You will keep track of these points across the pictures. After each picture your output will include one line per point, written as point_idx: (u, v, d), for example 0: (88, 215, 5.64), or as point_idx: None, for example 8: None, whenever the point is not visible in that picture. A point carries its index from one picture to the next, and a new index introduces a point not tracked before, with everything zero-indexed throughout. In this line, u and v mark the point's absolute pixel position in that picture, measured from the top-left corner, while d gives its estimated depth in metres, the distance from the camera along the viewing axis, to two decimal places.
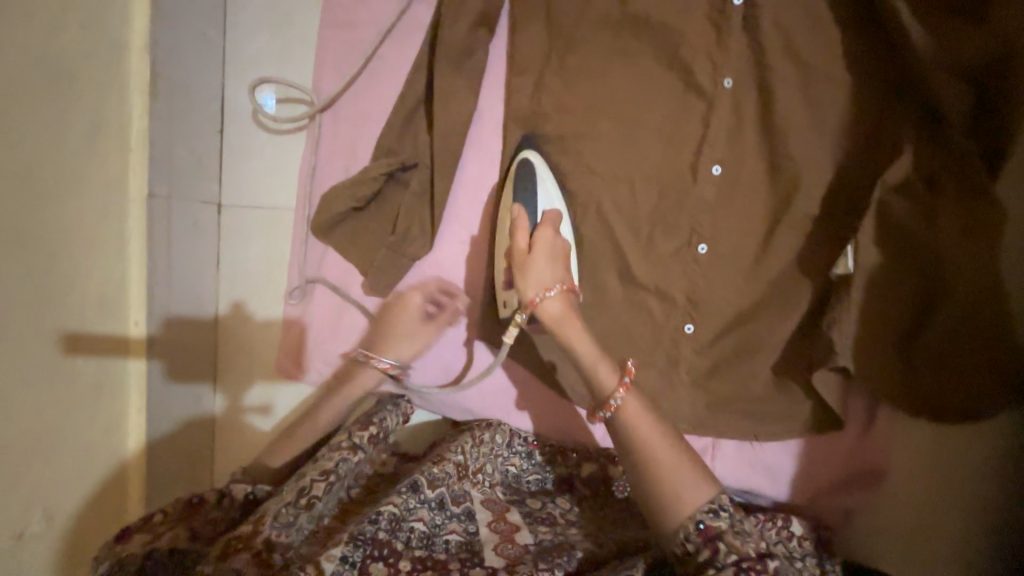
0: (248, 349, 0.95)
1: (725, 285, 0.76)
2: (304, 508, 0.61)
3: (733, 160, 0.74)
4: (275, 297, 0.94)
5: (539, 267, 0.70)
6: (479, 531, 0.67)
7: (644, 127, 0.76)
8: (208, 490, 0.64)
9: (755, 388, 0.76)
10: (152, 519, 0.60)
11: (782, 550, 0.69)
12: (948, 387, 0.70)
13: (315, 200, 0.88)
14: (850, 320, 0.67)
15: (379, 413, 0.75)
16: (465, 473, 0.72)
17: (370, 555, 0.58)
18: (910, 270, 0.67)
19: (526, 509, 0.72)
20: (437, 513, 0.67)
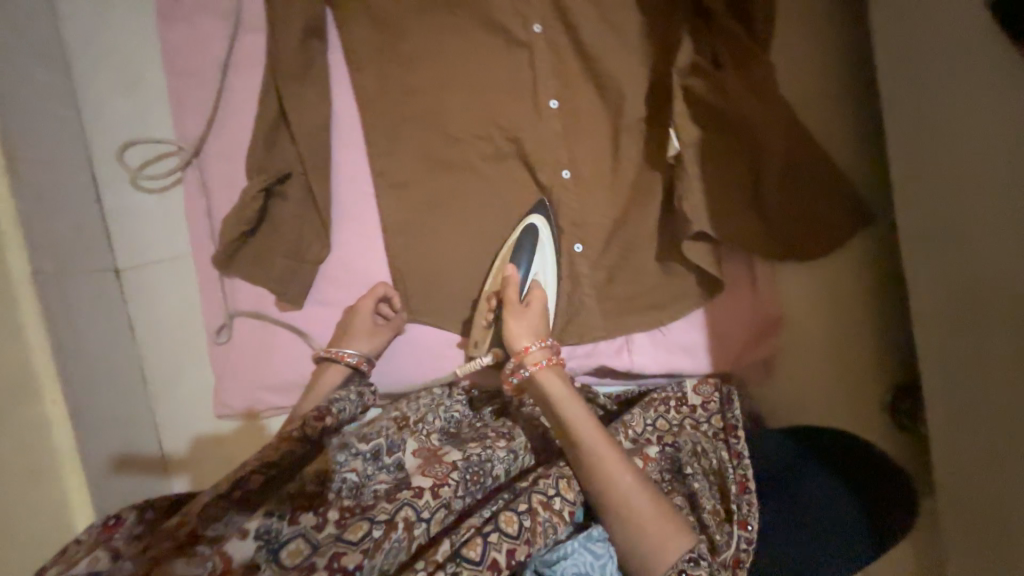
0: (185, 402, 0.95)
1: (596, 199, 0.84)
2: (238, 493, 0.59)
3: (565, 93, 0.84)
4: (197, 343, 0.94)
5: (517, 327, 0.75)
6: (406, 473, 0.67)
7: (483, 85, 0.85)
8: (117, 513, 0.62)
9: (649, 279, 0.83)
10: (66, 551, 0.60)
11: (688, 422, 0.76)
12: (803, 226, 0.80)
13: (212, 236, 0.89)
14: (697, 191, 0.76)
15: (341, 401, 0.70)
16: (405, 426, 0.72)
17: (300, 507, 0.58)
18: (732, 135, 0.77)
19: (458, 442, 0.71)
20: (370, 463, 0.66)
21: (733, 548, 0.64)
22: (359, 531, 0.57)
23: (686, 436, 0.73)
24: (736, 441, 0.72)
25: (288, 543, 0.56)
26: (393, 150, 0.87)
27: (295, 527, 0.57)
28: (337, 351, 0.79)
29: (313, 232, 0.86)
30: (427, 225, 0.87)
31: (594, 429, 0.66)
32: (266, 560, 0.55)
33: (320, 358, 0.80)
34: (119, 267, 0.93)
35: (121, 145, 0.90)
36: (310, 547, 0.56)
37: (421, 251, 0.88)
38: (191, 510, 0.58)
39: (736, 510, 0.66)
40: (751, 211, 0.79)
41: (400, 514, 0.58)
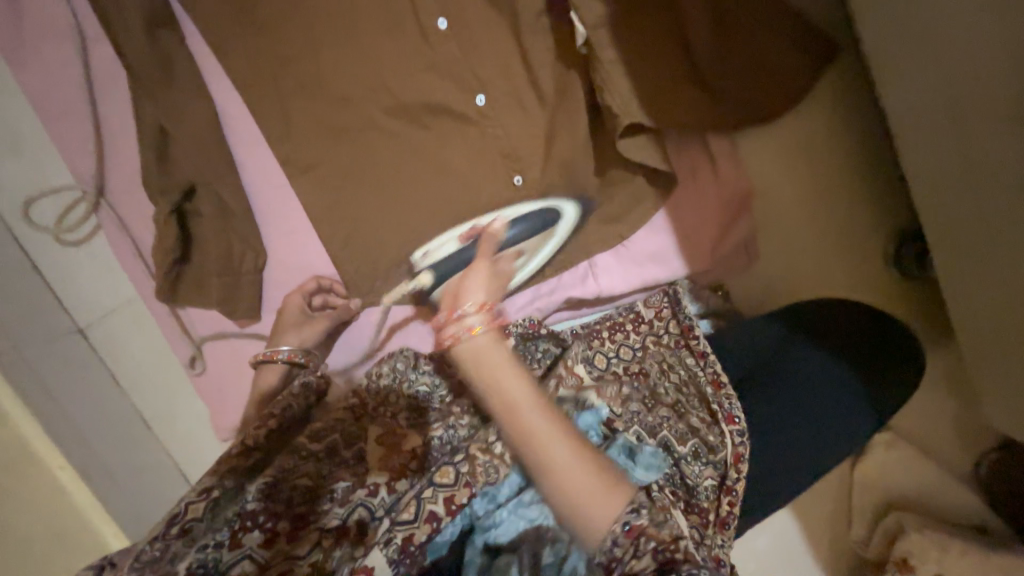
0: (190, 437, 0.97)
1: (517, 120, 0.76)
2: (172, 530, 0.55)
3: (450, 8, 0.73)
4: (182, 378, 0.95)
5: (468, 282, 0.61)
6: (368, 468, 0.62)
7: (360, 27, 0.74)
8: None
9: (595, 194, 0.77)
10: None
11: (650, 340, 0.75)
12: (761, 84, 0.70)
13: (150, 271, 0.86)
14: (620, 77, 0.65)
15: (284, 400, 0.67)
16: (362, 414, 0.69)
17: (242, 528, 0.55)
18: (645, 0, 0.66)
19: (420, 423, 0.67)
20: (326, 462, 0.63)
21: (732, 446, 0.63)
22: (309, 540, 0.55)
23: (651, 356, 0.72)
24: (697, 341, 0.72)
25: (234, 569, 0.53)
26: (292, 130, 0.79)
27: (237, 551, 0.54)
28: (271, 351, 0.77)
29: (242, 241, 0.82)
30: (351, 200, 0.81)
31: (534, 401, 0.56)
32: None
33: (256, 363, 0.77)
34: (83, 327, 0.92)
35: (31, 206, 0.85)
36: (257, 566, 0.54)
37: (355, 229, 0.82)
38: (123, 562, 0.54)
39: (720, 410, 0.65)
40: (695, 84, 0.69)
41: (352, 518, 0.56)
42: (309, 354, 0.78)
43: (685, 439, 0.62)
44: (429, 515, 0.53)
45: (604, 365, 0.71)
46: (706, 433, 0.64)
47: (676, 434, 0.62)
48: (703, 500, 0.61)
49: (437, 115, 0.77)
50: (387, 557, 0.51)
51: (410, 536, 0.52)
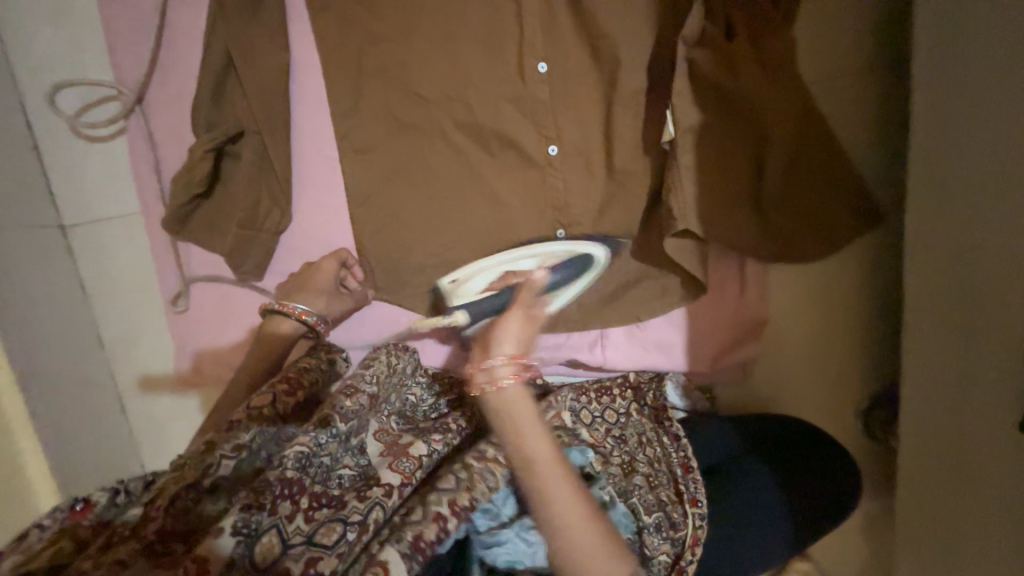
0: (144, 366, 0.94)
1: (581, 180, 0.77)
2: (207, 481, 0.56)
3: (554, 54, 0.73)
4: (156, 308, 0.91)
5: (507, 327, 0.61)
6: (371, 462, 0.67)
7: (462, 41, 0.74)
8: (83, 496, 0.62)
9: (629, 272, 0.79)
10: (23, 538, 0.58)
11: (631, 408, 0.80)
12: (802, 227, 0.73)
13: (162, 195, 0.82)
14: (688, 184, 0.69)
15: (314, 368, 0.72)
16: (375, 405, 0.72)
17: (281, 496, 0.57)
18: (732, 120, 0.68)
19: (414, 431, 0.74)
20: (342, 445, 0.65)
21: (691, 527, 0.69)
22: (333, 534, 0.57)
23: (632, 425, 0.78)
24: (670, 423, 0.80)
25: (262, 537, 0.55)
26: (358, 111, 0.77)
27: (275, 516, 0.56)
28: (290, 306, 0.76)
29: (271, 199, 0.79)
30: (394, 196, 0.80)
31: (552, 464, 0.56)
32: (243, 554, 0.53)
33: (268, 311, 0.76)
34: (66, 225, 0.86)
35: (55, 89, 0.79)
36: (282, 541, 0.55)
37: (389, 226, 0.81)
38: (162, 493, 0.56)
39: (685, 490, 0.72)
40: (748, 208, 0.71)
41: (371, 517, 0.60)
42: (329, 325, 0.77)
43: (651, 510, 0.68)
44: (436, 514, 0.60)
45: (588, 422, 0.74)
46: (673, 508, 0.70)
47: (644, 503, 0.68)
48: (653, 573, 0.65)
49: (507, 149, 0.78)
50: (399, 552, 0.56)
51: (420, 534, 0.59)
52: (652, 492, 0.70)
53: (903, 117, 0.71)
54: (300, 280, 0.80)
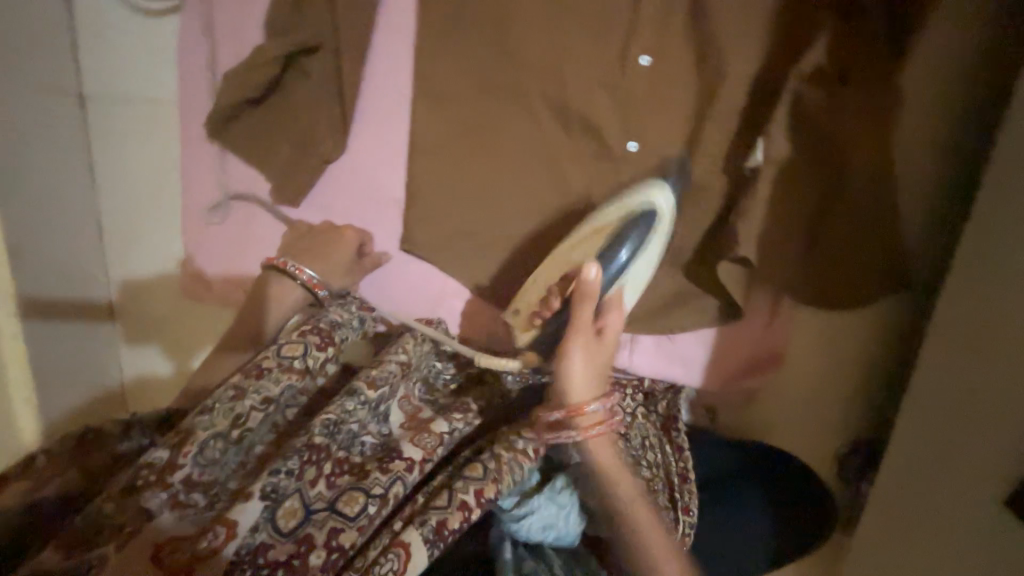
0: (145, 268, 0.86)
1: (651, 185, 0.76)
2: (236, 433, 0.57)
3: (660, 51, 0.71)
4: (169, 209, 0.83)
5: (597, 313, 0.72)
6: (393, 432, 0.67)
7: (570, 11, 0.71)
8: (94, 427, 0.63)
9: (672, 285, 0.79)
10: (36, 463, 0.60)
11: (641, 412, 0.80)
12: (840, 275, 0.76)
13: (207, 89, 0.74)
14: (758, 215, 0.69)
15: (343, 329, 0.68)
16: (405, 371, 0.71)
17: (308, 462, 0.57)
18: (819, 160, 0.69)
19: (438, 406, 0.73)
20: (369, 412, 0.65)
21: (681, 532, 0.72)
22: (355, 505, 0.56)
23: (637, 428, 0.78)
24: (678, 434, 0.81)
25: (285, 501, 0.55)
26: (443, 54, 0.73)
27: (295, 482, 0.56)
28: (292, 266, 0.72)
29: (329, 125, 0.73)
30: (459, 153, 0.77)
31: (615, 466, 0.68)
32: (264, 521, 0.54)
33: (270, 266, 0.72)
34: (83, 95, 0.77)
35: None
36: (303, 505, 0.55)
37: (448, 184, 0.78)
38: (188, 442, 0.56)
39: (680, 498, 0.74)
40: (800, 247, 0.74)
41: (392, 491, 0.58)
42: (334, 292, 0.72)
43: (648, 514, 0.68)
44: (461, 504, 0.60)
45: None
46: (669, 515, 0.72)
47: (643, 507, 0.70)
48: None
49: (586, 133, 0.75)
50: (423, 536, 0.57)
51: (444, 521, 0.58)
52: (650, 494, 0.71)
53: (959, 199, 0.75)
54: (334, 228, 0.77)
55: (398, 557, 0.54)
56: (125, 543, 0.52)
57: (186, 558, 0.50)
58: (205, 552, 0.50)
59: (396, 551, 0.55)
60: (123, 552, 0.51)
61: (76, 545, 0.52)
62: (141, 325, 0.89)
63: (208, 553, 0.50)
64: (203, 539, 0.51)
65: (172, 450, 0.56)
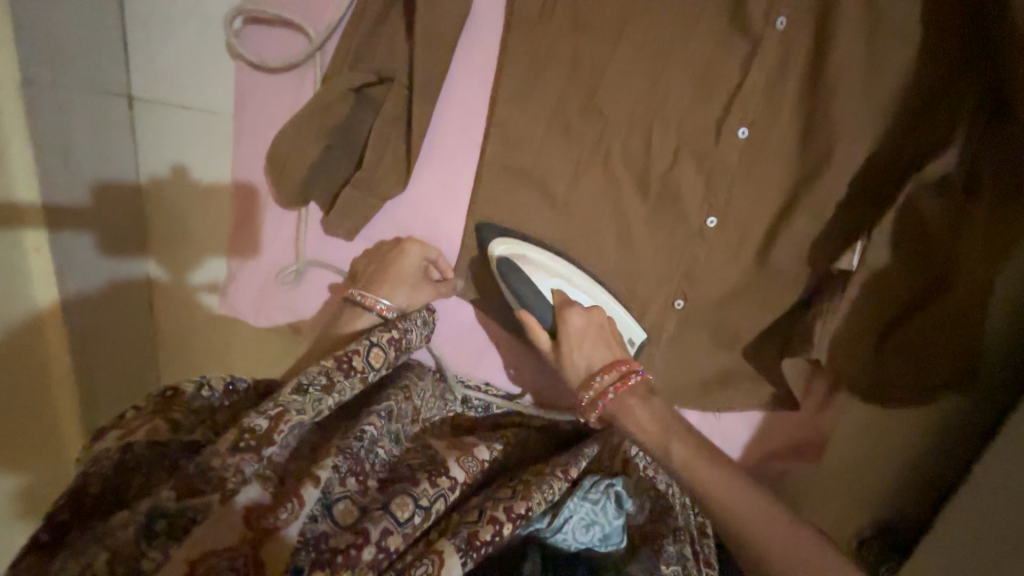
0: (179, 264, 0.90)
1: (724, 262, 0.71)
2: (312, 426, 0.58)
3: (764, 122, 0.65)
4: (207, 215, 0.85)
5: (639, 415, 0.67)
6: (438, 451, 0.68)
7: (672, 70, 0.64)
8: (175, 386, 0.63)
9: (726, 364, 0.77)
10: (127, 415, 0.60)
11: None
12: (907, 380, 0.69)
13: (275, 110, 0.74)
14: (837, 314, 0.66)
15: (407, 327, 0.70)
16: (416, 420, 0.72)
17: (351, 471, 0.58)
18: (919, 261, 0.64)
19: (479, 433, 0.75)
20: (397, 445, 0.66)
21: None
22: (405, 511, 0.56)
23: (665, 476, 0.78)
24: None
25: (337, 504, 0.56)
26: (527, 99, 0.69)
27: (344, 488, 0.57)
28: (372, 300, 0.72)
29: (393, 162, 0.68)
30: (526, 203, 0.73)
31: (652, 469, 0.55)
32: (322, 512, 0.55)
33: (349, 302, 0.73)
34: (130, 92, 0.80)
35: None
36: (354, 510, 0.56)
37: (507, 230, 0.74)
38: (285, 416, 0.56)
39: (702, 552, 0.73)
40: (871, 339, 0.69)
41: (436, 506, 0.58)
42: (407, 314, 0.72)
43: (671, 562, 0.68)
44: (491, 518, 0.59)
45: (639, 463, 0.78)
46: (693, 566, 0.70)
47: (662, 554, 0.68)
48: None
49: (665, 200, 0.70)
50: (456, 546, 0.55)
51: (475, 532, 0.57)
52: (676, 543, 0.70)
53: None
54: (385, 264, 0.76)
55: (431, 564, 0.53)
56: (229, 498, 0.50)
57: (267, 528, 0.49)
58: (278, 524, 0.49)
59: (430, 557, 0.54)
60: (228, 506, 0.50)
61: (186, 491, 0.51)
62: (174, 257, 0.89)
63: (282, 524, 0.50)
64: (280, 510, 0.50)
65: (271, 421, 0.55)
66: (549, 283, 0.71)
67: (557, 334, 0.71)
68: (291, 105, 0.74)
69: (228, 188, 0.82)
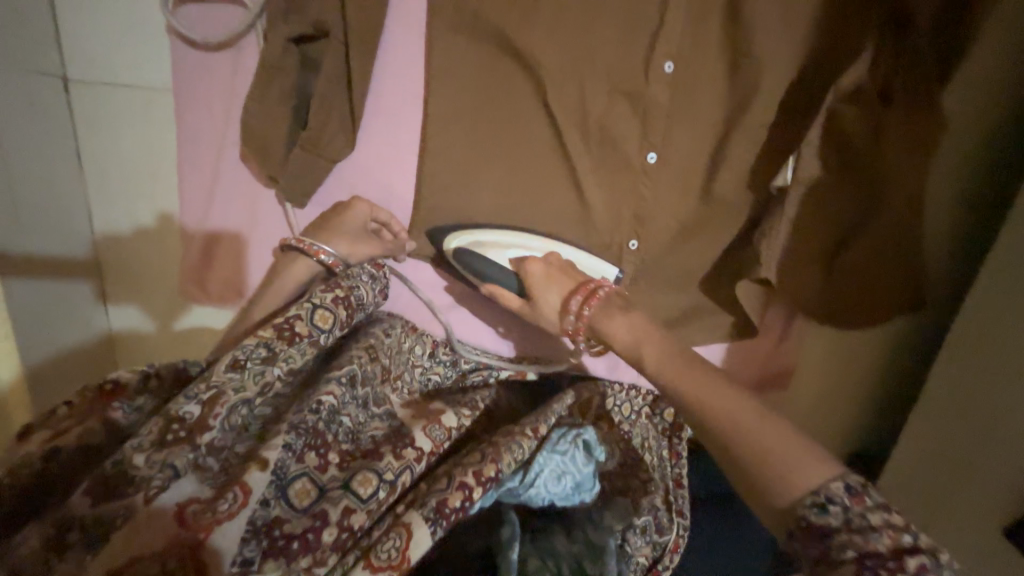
0: (141, 263, 0.85)
1: (671, 197, 0.73)
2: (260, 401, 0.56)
3: (690, 55, 0.67)
4: (149, 202, 0.82)
5: (620, 325, 0.61)
6: (403, 421, 0.67)
7: (598, 10, 0.65)
8: (117, 377, 0.58)
9: (684, 299, 0.78)
10: (55, 414, 0.54)
11: (644, 411, 0.80)
12: (858, 301, 0.74)
13: (213, 83, 0.74)
14: (783, 234, 0.69)
15: (354, 278, 0.68)
16: (388, 378, 0.71)
17: (307, 445, 0.55)
18: (850, 176, 0.67)
19: (448, 400, 0.73)
20: (362, 410, 0.64)
21: (676, 534, 0.71)
22: (368, 487, 0.54)
23: (639, 427, 0.78)
24: (678, 441, 0.79)
25: (294, 483, 0.53)
26: (465, 51, 0.70)
27: (301, 466, 0.54)
28: (311, 245, 0.69)
29: (338, 121, 0.69)
30: (474, 156, 0.74)
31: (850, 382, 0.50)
32: (274, 496, 0.51)
33: (287, 248, 0.70)
34: (68, 77, 0.74)
35: None
36: (315, 490, 0.53)
37: (457, 183, 0.75)
38: (222, 398, 0.53)
39: (675, 502, 0.74)
40: (819, 266, 0.72)
41: (402, 479, 0.57)
42: (350, 266, 0.70)
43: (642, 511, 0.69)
44: (461, 483, 0.57)
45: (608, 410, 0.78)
46: (665, 514, 0.71)
47: (636, 506, 0.70)
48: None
49: (606, 140, 0.72)
50: (425, 516, 0.53)
51: (445, 499, 0.55)
52: (647, 495, 0.71)
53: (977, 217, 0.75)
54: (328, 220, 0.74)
55: (399, 538, 0.51)
56: (154, 497, 0.47)
57: (205, 522, 0.45)
58: (221, 516, 0.46)
59: (399, 530, 0.52)
60: (153, 506, 0.46)
61: (109, 489, 0.47)
62: (137, 295, 0.87)
63: (223, 518, 0.46)
64: (221, 502, 0.46)
65: (203, 407, 0.52)
66: (507, 253, 0.72)
67: (525, 290, 0.70)
68: (231, 75, 0.73)
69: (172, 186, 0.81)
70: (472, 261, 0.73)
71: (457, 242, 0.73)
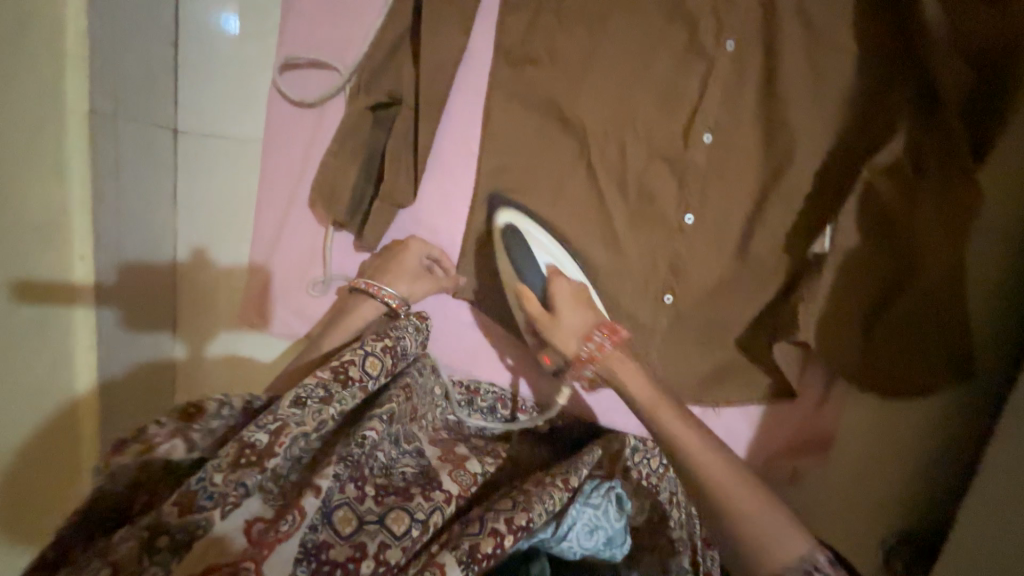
0: (213, 296, 0.92)
1: (706, 253, 0.76)
2: (316, 436, 0.58)
3: (727, 125, 0.72)
4: (221, 246, 0.91)
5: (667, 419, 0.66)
6: (431, 462, 0.69)
7: (642, 86, 0.73)
8: (202, 402, 0.62)
9: (720, 354, 0.79)
10: (145, 429, 0.58)
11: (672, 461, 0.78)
12: (898, 359, 0.72)
13: (299, 135, 0.85)
14: (822, 295, 0.69)
15: (399, 330, 0.72)
16: (415, 415, 0.72)
17: (353, 477, 0.58)
18: (889, 242, 0.69)
19: (471, 446, 0.76)
20: (395, 447, 0.67)
21: None
22: (401, 524, 0.57)
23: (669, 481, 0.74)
24: None
25: (337, 510, 0.55)
26: (521, 115, 0.78)
27: (342, 496, 0.56)
28: (378, 288, 0.77)
29: (402, 171, 0.76)
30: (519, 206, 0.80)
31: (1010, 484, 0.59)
32: (321, 521, 0.54)
33: (355, 290, 0.79)
34: (178, 129, 0.86)
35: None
36: (355, 517, 0.56)
37: None
38: (286, 430, 0.56)
39: (703, 562, 0.70)
40: (859, 333, 0.72)
41: (433, 518, 0.60)
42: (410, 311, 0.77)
43: None
44: (493, 530, 0.57)
45: (636, 466, 0.74)
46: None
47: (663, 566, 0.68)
48: None
49: (646, 197, 0.76)
50: (459, 559, 0.54)
51: (477, 544, 0.56)
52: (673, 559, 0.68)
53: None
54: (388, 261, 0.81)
55: None
56: (230, 512, 0.51)
57: (268, 540, 0.50)
58: (281, 535, 0.51)
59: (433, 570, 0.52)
60: (228, 521, 0.51)
61: (188, 505, 0.51)
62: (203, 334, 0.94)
63: (285, 537, 0.51)
64: (282, 522, 0.51)
65: (271, 435, 0.55)
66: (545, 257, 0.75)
67: (548, 299, 0.73)
68: (315, 131, 0.84)
69: (246, 227, 0.90)
70: (516, 251, 0.75)
71: (505, 221, 0.77)
